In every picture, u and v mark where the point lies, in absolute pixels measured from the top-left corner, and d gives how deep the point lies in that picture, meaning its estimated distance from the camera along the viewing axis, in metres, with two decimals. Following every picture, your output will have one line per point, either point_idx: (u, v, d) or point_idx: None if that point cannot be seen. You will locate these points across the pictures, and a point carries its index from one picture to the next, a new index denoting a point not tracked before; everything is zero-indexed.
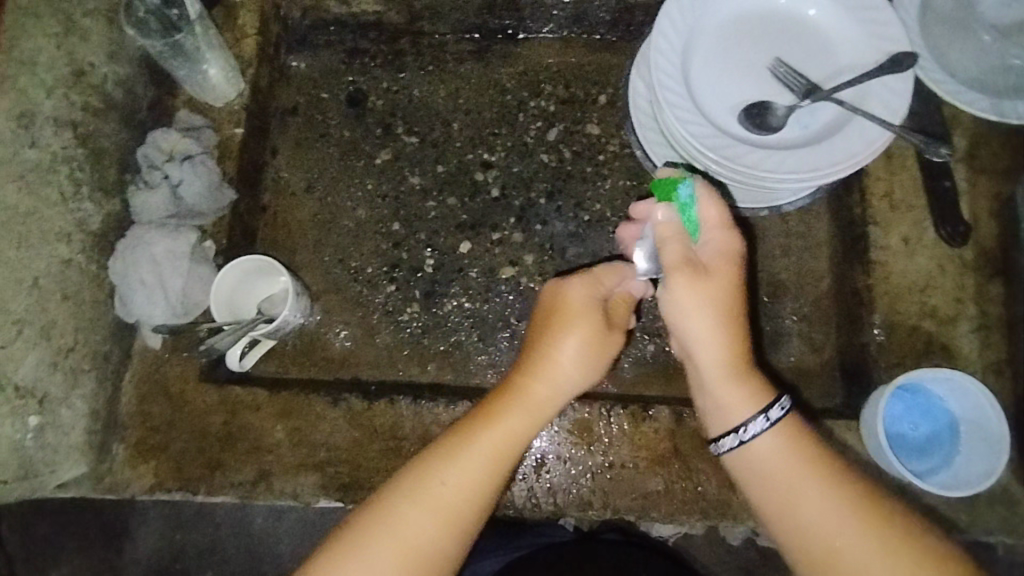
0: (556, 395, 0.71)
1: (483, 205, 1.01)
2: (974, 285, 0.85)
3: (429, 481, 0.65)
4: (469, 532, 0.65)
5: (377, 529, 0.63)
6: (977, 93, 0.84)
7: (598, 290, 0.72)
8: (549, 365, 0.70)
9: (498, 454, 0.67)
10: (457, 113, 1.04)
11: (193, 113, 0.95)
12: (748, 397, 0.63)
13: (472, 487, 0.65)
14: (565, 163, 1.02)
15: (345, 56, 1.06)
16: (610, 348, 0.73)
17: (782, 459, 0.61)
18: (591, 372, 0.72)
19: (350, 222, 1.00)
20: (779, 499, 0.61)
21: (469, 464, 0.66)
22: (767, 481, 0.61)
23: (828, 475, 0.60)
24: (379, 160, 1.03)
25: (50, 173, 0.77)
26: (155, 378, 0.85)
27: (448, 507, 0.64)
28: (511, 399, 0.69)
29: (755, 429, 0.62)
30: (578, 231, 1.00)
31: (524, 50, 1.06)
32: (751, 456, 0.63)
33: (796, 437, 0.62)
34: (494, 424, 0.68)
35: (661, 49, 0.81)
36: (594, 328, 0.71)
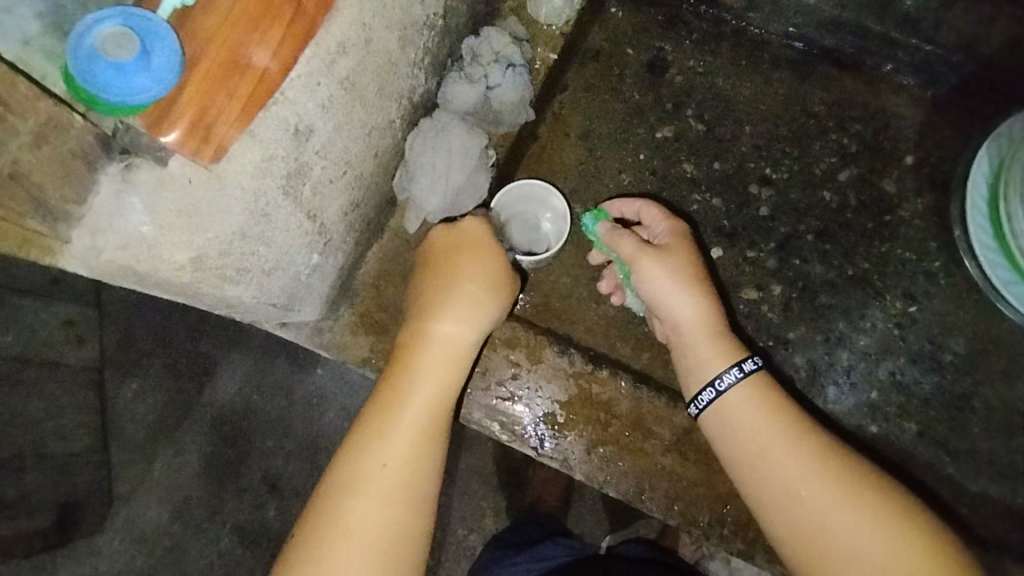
0: (461, 336, 0.71)
1: (746, 219, 0.96)
2: None
3: (391, 432, 0.65)
4: (424, 487, 0.65)
5: (331, 528, 0.60)
6: None
7: (475, 242, 0.76)
8: (433, 302, 0.72)
9: (427, 415, 0.67)
10: (753, 117, 0.99)
11: (517, 22, 0.94)
12: (726, 352, 0.71)
13: (416, 449, 0.65)
14: (846, 210, 0.96)
15: (664, 21, 1.02)
16: (501, 297, 0.75)
17: (750, 402, 0.68)
18: (483, 302, 0.73)
19: (611, 183, 0.98)
20: (748, 456, 0.67)
21: (409, 415, 0.66)
22: (740, 450, 0.67)
23: (790, 424, 0.66)
24: (659, 135, 0.99)
25: (421, 35, 0.75)
26: (401, 261, 0.85)
27: (400, 478, 0.64)
28: (417, 348, 0.70)
29: (730, 379, 0.69)
30: (835, 281, 0.94)
31: (844, 80, 1.00)
32: (722, 411, 0.70)
33: (767, 392, 0.69)
34: (418, 373, 0.68)
35: None
36: (496, 264, 0.75)
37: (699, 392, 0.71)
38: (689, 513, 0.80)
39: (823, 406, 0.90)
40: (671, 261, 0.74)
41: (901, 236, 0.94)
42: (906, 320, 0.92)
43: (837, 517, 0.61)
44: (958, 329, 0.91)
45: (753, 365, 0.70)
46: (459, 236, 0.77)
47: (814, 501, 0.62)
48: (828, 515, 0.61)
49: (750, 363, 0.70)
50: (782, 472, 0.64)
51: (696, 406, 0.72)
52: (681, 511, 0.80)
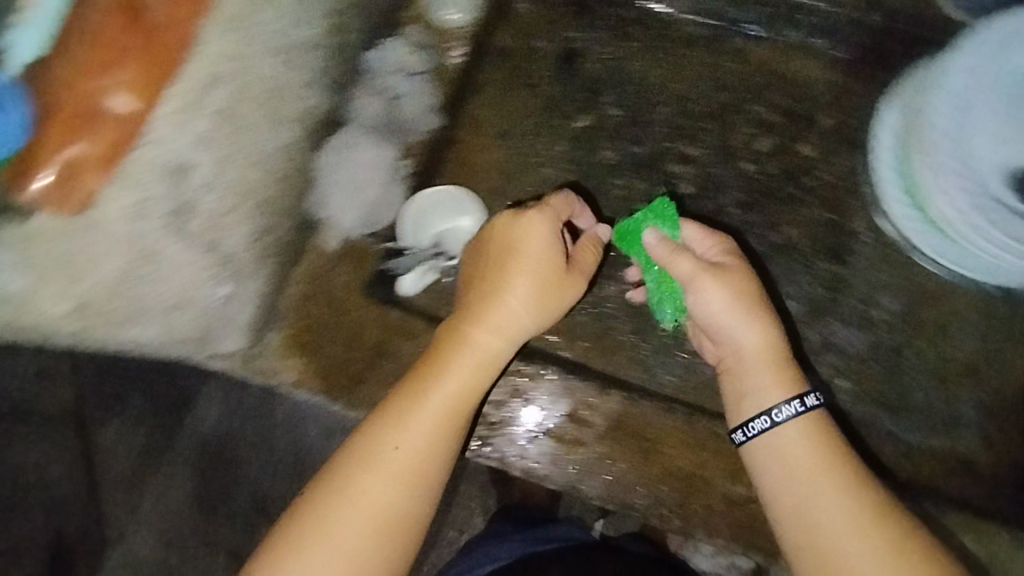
0: (501, 344, 0.74)
1: (670, 199, 0.97)
2: None
3: (414, 419, 0.68)
4: (431, 473, 0.68)
5: (340, 495, 0.65)
6: None
7: (540, 238, 0.74)
8: (488, 303, 0.74)
9: (449, 405, 0.70)
10: (668, 97, 1.00)
11: (422, 28, 0.96)
12: (781, 382, 0.69)
13: (429, 438, 0.68)
14: (769, 179, 0.96)
15: (572, 10, 1.01)
16: (551, 305, 0.75)
17: (797, 443, 0.66)
18: (531, 309, 0.74)
19: (534, 177, 0.98)
20: (789, 491, 0.64)
21: (432, 405, 0.70)
22: (788, 483, 0.64)
23: (829, 460, 0.64)
24: (578, 125, 1.00)
25: (307, 56, 0.80)
26: (323, 280, 0.86)
27: (412, 461, 0.67)
28: (455, 350, 0.73)
29: (785, 414, 0.67)
30: (762, 251, 0.95)
31: (756, 50, 0.99)
32: (771, 445, 0.67)
33: (822, 436, 0.66)
34: (457, 366, 0.72)
35: (948, 79, 0.80)
36: (541, 271, 0.74)
37: (749, 419, 0.69)
38: (628, 498, 0.81)
39: None
40: (726, 281, 0.72)
41: (824, 198, 0.95)
42: (835, 282, 0.93)
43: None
44: (885, 285, 0.92)
45: (813, 403, 0.68)
46: (504, 233, 0.75)
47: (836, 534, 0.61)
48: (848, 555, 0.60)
49: (811, 399, 0.68)
50: (815, 510, 0.62)
51: (743, 432, 0.69)
52: (620, 496, 0.81)
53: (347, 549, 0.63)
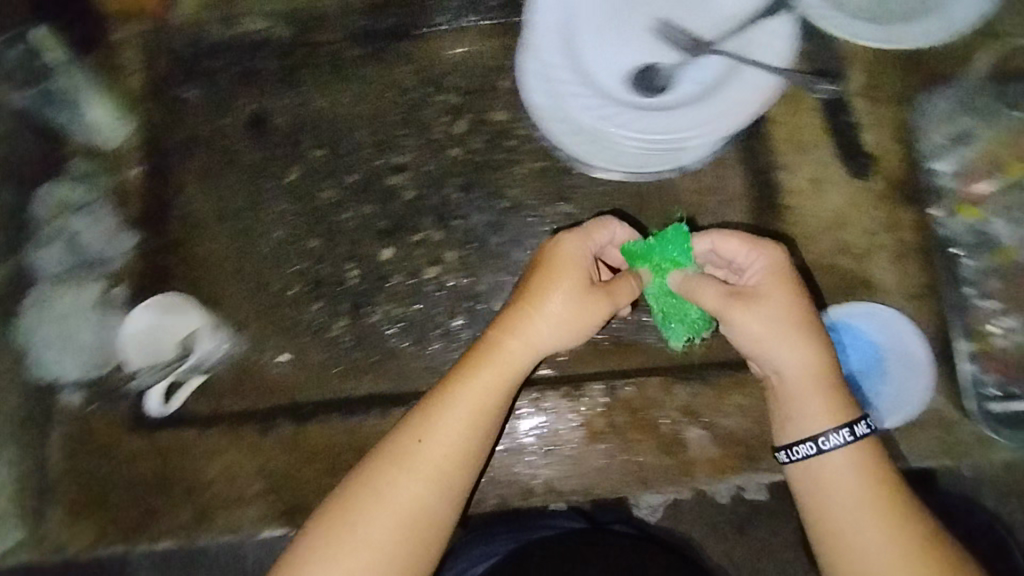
0: (531, 348, 0.78)
1: (398, 210, 0.99)
2: (888, 216, 0.84)
3: (439, 417, 0.76)
4: (465, 464, 0.77)
5: (371, 494, 0.75)
6: (862, 23, 0.85)
7: (583, 254, 0.79)
8: (510, 320, 0.78)
9: (474, 408, 0.77)
10: (360, 119, 1.02)
11: (86, 160, 0.98)
12: (828, 409, 0.74)
13: (461, 432, 0.76)
14: (476, 155, 1.00)
15: (240, 78, 1.02)
16: (597, 318, 0.78)
17: (842, 470, 0.73)
18: (562, 325, 0.78)
19: (266, 245, 0.99)
20: (841, 508, 0.72)
21: (462, 407, 0.77)
22: (824, 496, 0.73)
23: (871, 489, 0.72)
24: (289, 179, 1.01)
25: None
26: (82, 436, 0.87)
27: (444, 453, 0.76)
28: (489, 355, 0.78)
29: (834, 442, 0.73)
30: (497, 220, 0.98)
31: (421, 45, 1.03)
32: (815, 464, 0.74)
33: (863, 457, 0.73)
34: (479, 374, 0.77)
35: (543, 13, 0.79)
36: (577, 286, 0.78)
37: (791, 445, 0.75)
38: None
39: None
40: (760, 316, 0.75)
41: (530, 150, 0.99)
42: (569, 219, 0.97)
43: (873, 546, 0.70)
44: (610, 201, 0.94)
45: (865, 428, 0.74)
46: (558, 252, 0.80)
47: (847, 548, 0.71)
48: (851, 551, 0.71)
49: (860, 426, 0.74)
50: (844, 536, 0.72)
51: (788, 455, 0.75)
52: None
53: (378, 537, 0.73)
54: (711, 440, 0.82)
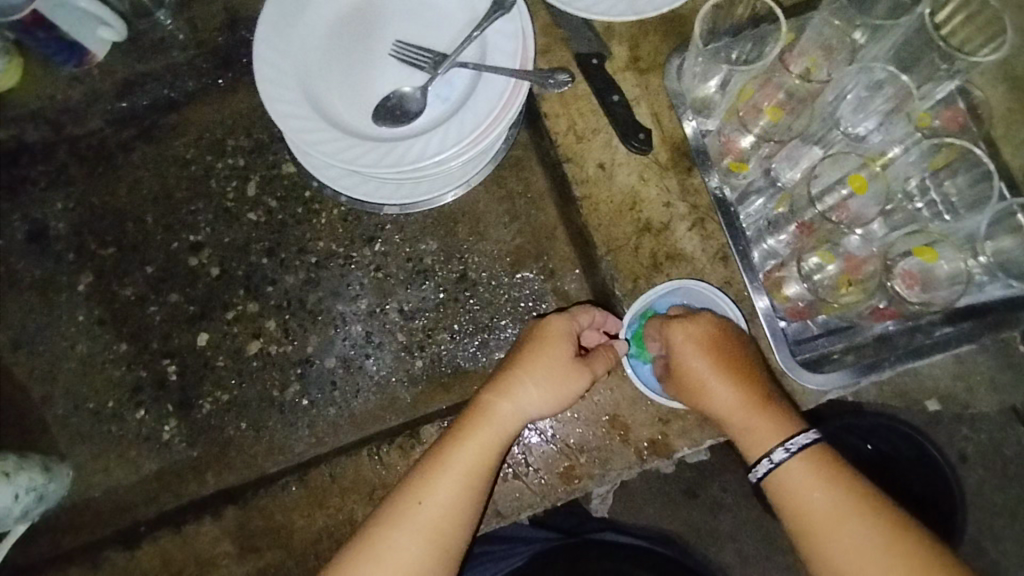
0: (521, 411, 0.72)
1: (206, 290, 0.94)
2: (680, 183, 0.82)
3: (434, 480, 0.69)
4: (455, 537, 0.69)
5: (363, 560, 0.67)
6: (610, 0, 0.82)
7: (567, 326, 0.74)
8: (510, 375, 0.72)
9: (480, 463, 0.70)
10: (146, 206, 0.96)
11: None
12: (773, 428, 0.68)
13: (454, 502, 0.69)
14: (275, 214, 0.95)
15: (6, 194, 0.96)
16: (563, 393, 0.71)
17: (809, 477, 0.65)
18: (553, 389, 0.72)
19: (73, 362, 0.92)
20: (826, 527, 0.63)
21: (453, 474, 0.69)
22: (815, 519, 0.64)
23: (848, 498, 0.64)
24: (83, 286, 0.94)
25: None
26: None
27: (437, 521, 0.68)
28: (478, 417, 0.72)
29: (781, 458, 0.66)
30: (310, 277, 0.93)
31: (191, 113, 0.97)
32: (786, 482, 0.66)
33: (829, 469, 0.66)
34: (477, 433, 0.71)
35: (269, 63, 0.75)
36: (560, 353, 0.72)
37: (751, 463, 0.68)
38: None
39: (370, 385, 0.90)
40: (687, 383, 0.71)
41: (326, 196, 0.94)
42: (381, 259, 0.92)
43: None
44: (420, 232, 0.92)
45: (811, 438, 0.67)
46: (543, 326, 0.74)
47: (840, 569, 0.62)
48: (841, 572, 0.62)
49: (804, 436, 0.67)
50: (833, 552, 0.63)
51: (756, 476, 0.69)
52: None
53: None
54: (555, 452, 0.78)
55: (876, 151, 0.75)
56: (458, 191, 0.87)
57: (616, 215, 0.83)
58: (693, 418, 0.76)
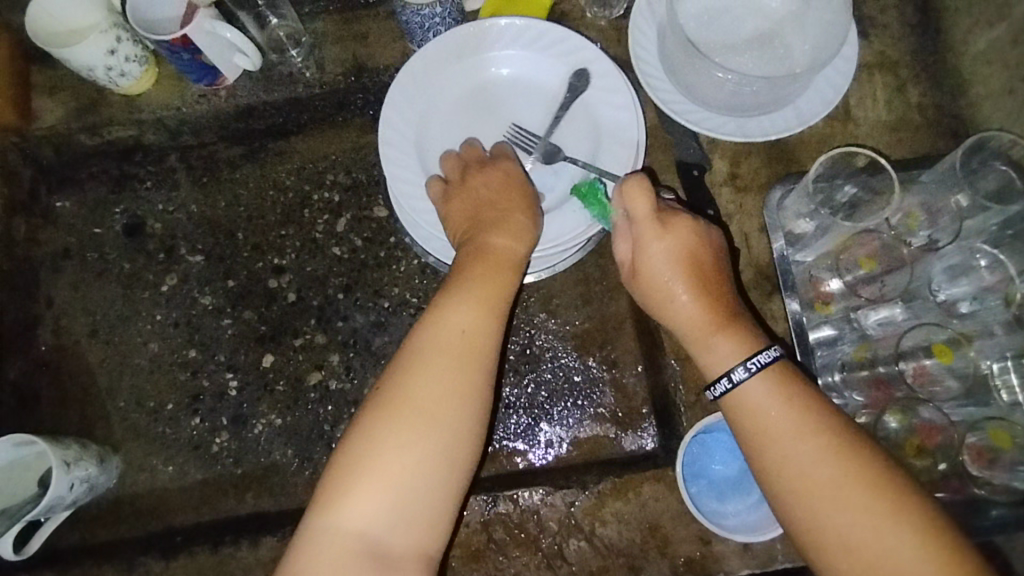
0: (515, 234, 0.71)
1: (282, 312, 0.97)
2: (758, 306, 0.84)
3: (447, 305, 0.66)
4: (486, 336, 0.66)
5: (394, 398, 0.62)
6: (723, 118, 0.86)
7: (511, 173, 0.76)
8: (493, 199, 0.73)
9: (494, 281, 0.68)
10: (239, 222, 1.01)
11: None
12: (734, 348, 0.67)
13: (474, 326, 0.65)
14: (358, 252, 0.99)
15: (113, 186, 1.01)
16: (536, 217, 0.74)
17: (764, 399, 0.64)
18: (527, 210, 0.73)
19: (142, 358, 0.95)
20: (774, 438, 0.62)
21: (469, 288, 0.67)
22: (770, 434, 0.63)
23: (815, 430, 0.61)
24: (166, 287, 0.98)
25: None
26: None
27: (462, 331, 0.65)
28: (469, 256, 0.70)
29: (739, 376, 0.65)
30: (380, 320, 0.96)
31: (299, 143, 1.03)
32: (742, 398, 0.65)
33: (784, 382, 0.65)
34: (477, 264, 0.69)
35: (394, 129, 0.80)
36: (501, 183, 0.75)
37: (713, 380, 0.67)
38: None
39: None
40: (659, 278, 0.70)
41: (412, 246, 0.98)
42: None
43: (865, 520, 0.57)
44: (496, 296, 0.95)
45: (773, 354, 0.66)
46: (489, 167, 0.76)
47: (807, 516, 0.60)
48: (814, 523, 0.59)
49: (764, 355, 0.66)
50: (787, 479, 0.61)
51: (712, 395, 0.67)
52: None
53: (412, 450, 0.61)
54: (591, 551, 0.78)
55: (974, 329, 0.76)
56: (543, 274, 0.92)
57: None
58: (734, 544, 0.77)
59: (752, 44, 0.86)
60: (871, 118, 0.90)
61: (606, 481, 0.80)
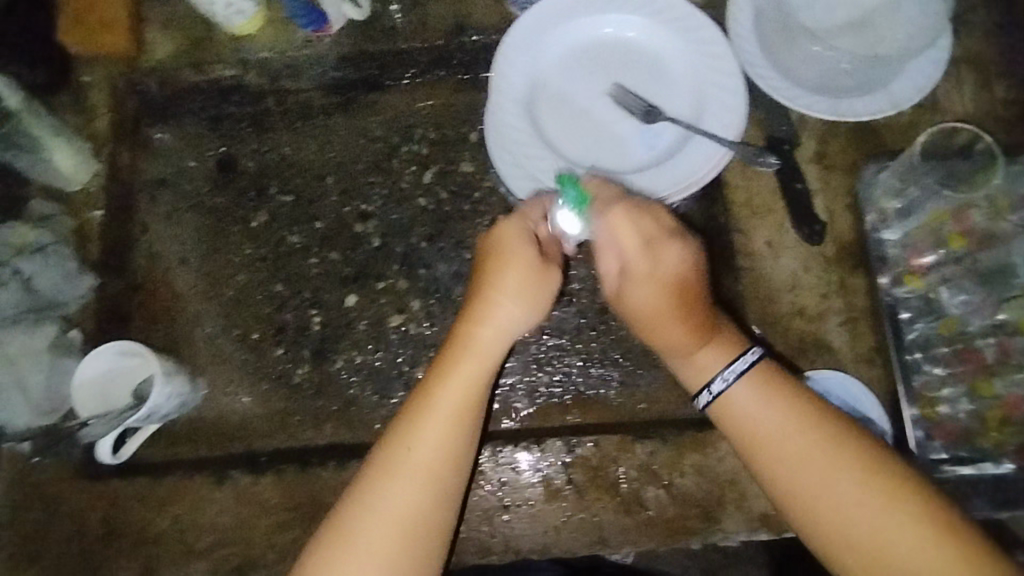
0: (500, 330, 0.75)
1: (367, 257, 1.00)
2: (838, 279, 0.88)
3: (422, 426, 0.71)
4: (451, 460, 0.71)
5: (365, 514, 0.68)
6: (818, 96, 0.90)
7: (527, 254, 0.74)
8: (484, 300, 0.75)
9: (461, 404, 0.72)
10: (330, 167, 1.03)
11: (46, 201, 0.93)
12: (719, 351, 0.75)
13: (442, 441, 0.71)
14: (443, 204, 1.02)
15: (210, 123, 1.03)
16: (541, 301, 0.76)
17: (750, 403, 0.72)
18: (527, 300, 0.75)
19: (230, 290, 0.98)
20: (759, 440, 0.71)
21: (441, 410, 0.72)
22: (752, 435, 0.71)
23: (792, 424, 0.69)
24: (256, 223, 1.01)
25: None
26: (26, 483, 0.81)
27: (430, 457, 0.70)
28: (459, 351, 0.74)
29: (717, 387, 0.74)
30: (462, 270, 0.99)
31: (390, 96, 1.05)
32: (727, 403, 0.73)
33: (768, 384, 0.72)
34: (461, 366, 0.73)
35: (504, 77, 0.83)
36: (528, 261, 0.74)
37: (704, 387, 0.75)
38: None
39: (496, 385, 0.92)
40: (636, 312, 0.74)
41: (498, 202, 1.01)
42: None
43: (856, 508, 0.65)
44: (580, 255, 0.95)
45: (753, 356, 0.74)
46: (513, 235, 0.74)
47: (801, 503, 0.67)
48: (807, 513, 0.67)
49: (749, 356, 0.74)
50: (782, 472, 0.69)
51: (700, 403, 0.75)
52: None
53: (380, 563, 0.67)
54: (669, 499, 0.81)
55: None
56: None
57: (769, 292, 0.88)
58: None
59: (840, 32, 0.92)
60: (957, 110, 0.93)
61: (685, 434, 0.84)
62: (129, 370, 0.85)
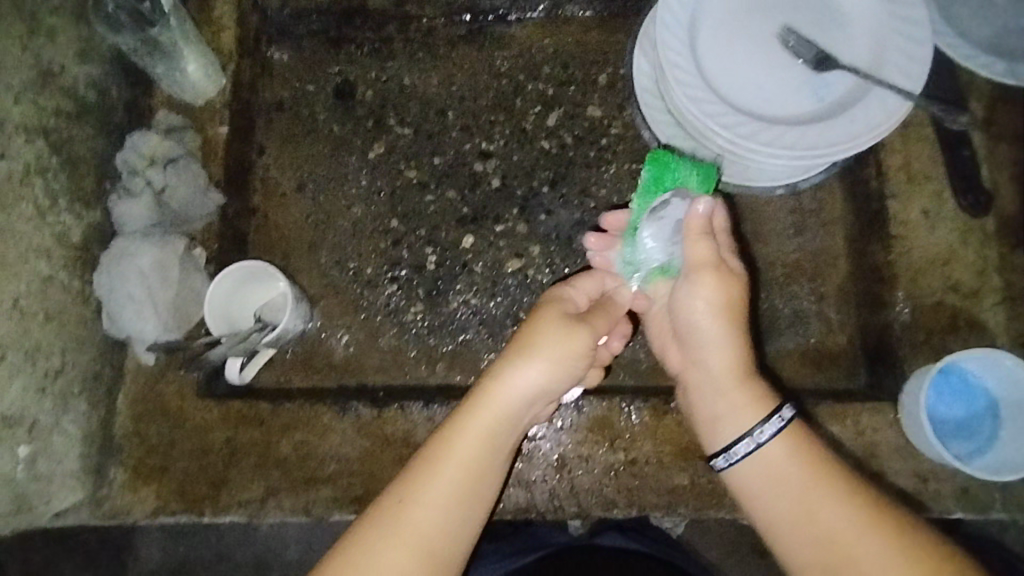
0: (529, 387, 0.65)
1: (485, 196, 0.96)
2: (997, 255, 0.82)
3: (425, 479, 0.62)
4: (456, 520, 0.62)
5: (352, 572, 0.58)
6: (991, 56, 0.81)
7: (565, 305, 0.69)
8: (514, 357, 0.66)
9: (468, 464, 0.63)
10: (451, 101, 0.99)
11: (172, 114, 0.90)
12: (755, 402, 0.65)
13: (449, 497, 0.62)
14: (567, 149, 0.97)
15: (331, 46, 0.99)
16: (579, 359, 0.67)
17: (780, 466, 0.62)
18: (563, 357, 0.66)
19: (345, 221, 0.95)
20: (790, 507, 0.61)
21: (446, 466, 0.62)
22: (779, 499, 0.61)
23: (829, 499, 0.59)
24: (373, 154, 0.97)
25: None
26: (151, 398, 0.81)
27: (431, 514, 0.61)
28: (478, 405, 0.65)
29: (752, 441, 0.63)
30: (583, 219, 0.96)
31: (517, 32, 1.00)
32: (749, 469, 0.64)
33: (801, 448, 0.62)
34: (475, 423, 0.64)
35: (670, 10, 0.76)
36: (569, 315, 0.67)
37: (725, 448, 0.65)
38: (519, 501, 0.79)
39: None
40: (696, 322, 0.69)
41: (626, 149, 0.97)
42: None
43: None
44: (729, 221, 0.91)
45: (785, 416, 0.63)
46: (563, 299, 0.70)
47: None
48: None
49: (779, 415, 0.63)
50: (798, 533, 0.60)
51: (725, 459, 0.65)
52: (511, 502, 0.79)
53: None
54: None
55: None
56: (783, 190, 0.91)
57: (920, 266, 0.83)
58: (949, 485, 0.77)
59: None
60: None
61: (824, 404, 0.81)
62: (263, 288, 0.85)
